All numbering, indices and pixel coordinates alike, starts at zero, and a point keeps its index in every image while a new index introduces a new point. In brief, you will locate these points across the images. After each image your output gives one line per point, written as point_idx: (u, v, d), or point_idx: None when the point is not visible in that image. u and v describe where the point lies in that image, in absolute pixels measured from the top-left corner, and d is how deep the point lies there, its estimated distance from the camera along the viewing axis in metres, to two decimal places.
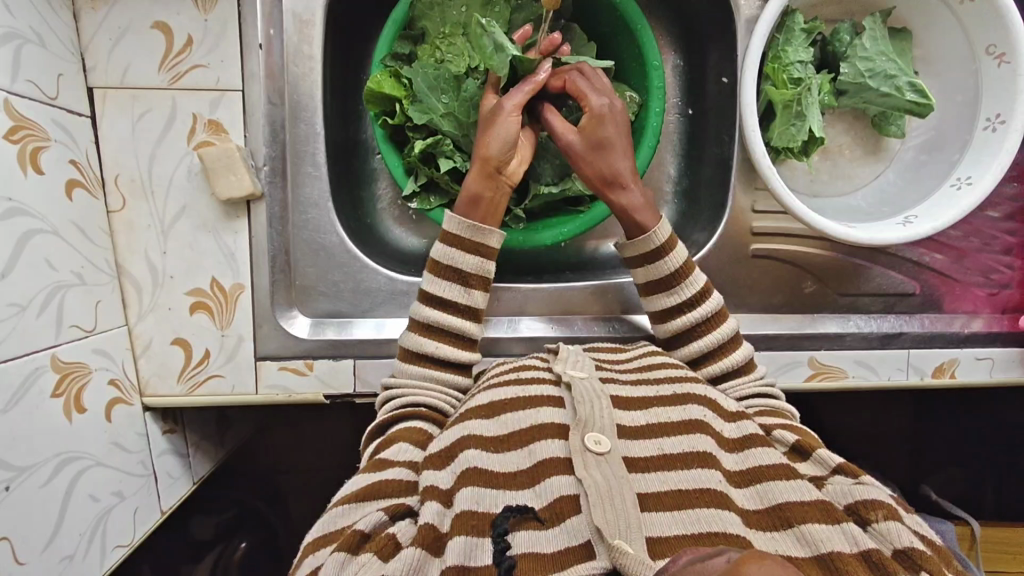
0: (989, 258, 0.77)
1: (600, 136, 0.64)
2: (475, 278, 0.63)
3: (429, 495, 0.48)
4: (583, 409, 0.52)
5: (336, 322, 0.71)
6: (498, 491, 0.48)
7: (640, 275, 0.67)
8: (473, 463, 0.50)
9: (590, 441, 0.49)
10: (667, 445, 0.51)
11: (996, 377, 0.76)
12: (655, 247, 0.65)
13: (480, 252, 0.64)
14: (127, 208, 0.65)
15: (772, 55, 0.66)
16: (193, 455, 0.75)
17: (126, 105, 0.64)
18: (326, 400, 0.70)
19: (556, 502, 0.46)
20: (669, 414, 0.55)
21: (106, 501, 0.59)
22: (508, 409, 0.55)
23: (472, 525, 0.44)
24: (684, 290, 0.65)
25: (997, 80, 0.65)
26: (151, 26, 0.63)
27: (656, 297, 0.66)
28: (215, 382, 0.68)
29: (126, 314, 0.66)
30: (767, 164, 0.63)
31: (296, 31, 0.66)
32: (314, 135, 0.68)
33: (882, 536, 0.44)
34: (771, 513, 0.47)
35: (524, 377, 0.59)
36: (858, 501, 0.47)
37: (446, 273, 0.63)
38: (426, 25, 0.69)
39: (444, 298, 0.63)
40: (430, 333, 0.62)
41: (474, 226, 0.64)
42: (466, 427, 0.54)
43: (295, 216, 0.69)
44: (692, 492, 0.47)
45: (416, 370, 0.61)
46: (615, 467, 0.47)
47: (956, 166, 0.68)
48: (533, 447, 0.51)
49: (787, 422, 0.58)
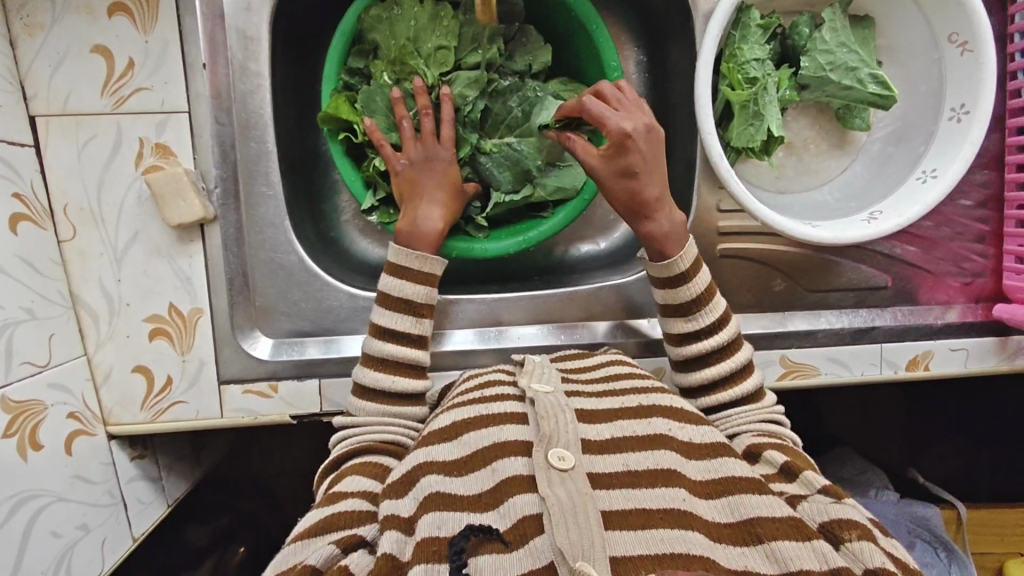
0: (961, 247, 0.75)
1: (624, 164, 0.62)
2: (426, 309, 0.64)
3: (388, 524, 0.47)
4: (546, 424, 0.51)
5: (318, 340, 0.70)
6: (461, 514, 0.47)
7: (658, 296, 0.65)
8: (433, 487, 0.49)
9: (554, 457, 0.48)
10: (632, 461, 0.50)
11: (970, 368, 0.76)
12: (680, 272, 0.62)
13: (429, 282, 0.64)
14: (78, 236, 0.64)
15: (728, 53, 0.64)
16: (166, 479, 0.75)
17: (71, 133, 0.62)
18: (293, 420, 0.69)
19: (520, 523, 0.45)
20: (634, 428, 0.54)
21: (69, 535, 0.59)
22: (469, 428, 0.54)
23: (433, 551, 0.43)
24: (702, 317, 0.63)
25: (960, 69, 0.64)
26: (91, 50, 0.61)
27: (673, 321, 0.64)
28: (179, 409, 0.67)
29: (84, 344, 0.65)
30: (725, 165, 0.61)
31: (241, 48, 0.64)
32: (266, 154, 0.66)
33: (854, 555, 0.44)
34: (742, 527, 0.46)
35: (488, 395, 0.58)
36: (833, 519, 0.47)
37: (394, 305, 0.63)
38: (376, 38, 0.67)
39: (399, 331, 0.63)
40: (382, 367, 0.62)
41: (422, 257, 0.64)
42: (428, 452, 0.53)
43: (251, 237, 0.67)
44: (656, 511, 0.46)
45: (372, 406, 0.61)
46: (579, 483, 0.46)
47: (922, 159, 0.67)
48: (496, 466, 0.50)
49: (781, 443, 0.57)
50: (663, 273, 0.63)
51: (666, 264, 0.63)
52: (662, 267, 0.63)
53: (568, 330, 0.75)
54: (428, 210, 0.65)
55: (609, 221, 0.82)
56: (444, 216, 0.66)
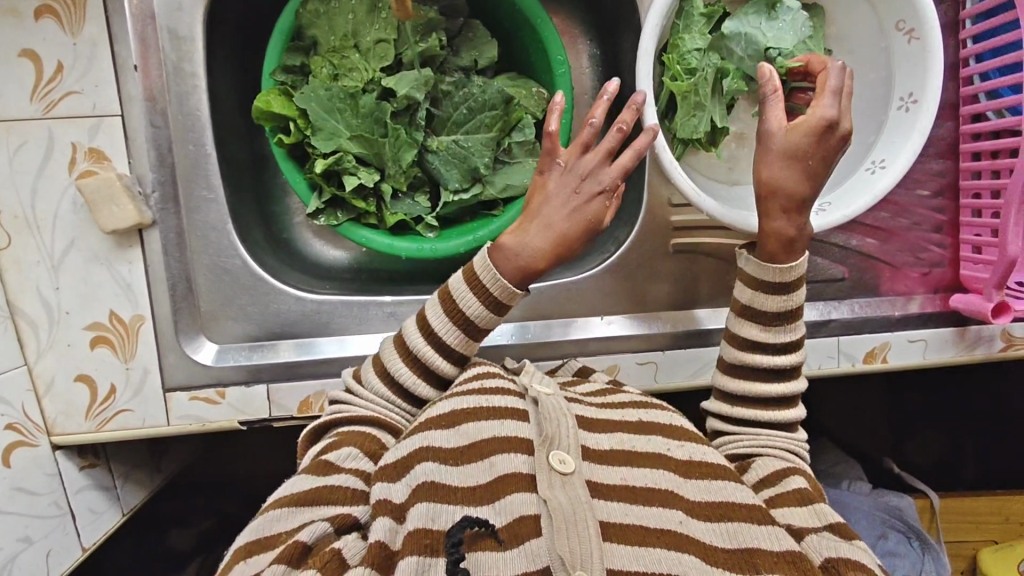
0: (919, 237, 0.75)
1: (812, 162, 0.54)
2: (481, 331, 0.58)
3: (379, 511, 0.48)
4: (548, 425, 0.52)
5: (290, 342, 0.69)
6: (454, 508, 0.48)
7: (741, 290, 0.58)
8: (429, 476, 0.50)
9: (555, 459, 0.50)
10: (631, 476, 0.52)
11: (929, 358, 0.75)
12: (785, 283, 0.56)
13: (499, 303, 0.57)
14: (13, 244, 0.62)
15: (671, 43, 0.63)
16: (121, 487, 0.74)
17: (1, 139, 0.61)
18: (242, 426, 0.68)
19: (518, 522, 0.47)
20: (633, 442, 0.55)
21: (9, 549, 0.60)
22: (468, 419, 0.53)
23: (424, 544, 0.46)
24: (784, 333, 0.57)
25: (908, 57, 0.63)
26: (18, 54, 0.60)
27: (747, 325, 0.57)
28: (124, 417, 0.66)
29: (24, 354, 0.64)
30: (666, 156, 0.60)
31: (173, 49, 0.63)
32: (205, 156, 0.65)
33: None
34: (739, 555, 0.48)
35: (488, 386, 0.57)
36: (840, 558, 0.47)
37: (451, 304, 0.58)
38: (315, 35, 0.66)
39: (445, 344, 0.57)
40: (411, 363, 0.58)
41: (505, 286, 0.57)
42: (424, 436, 0.52)
43: (193, 241, 0.66)
44: (655, 531, 0.48)
45: (377, 391, 0.58)
46: (578, 490, 0.48)
47: (872, 149, 0.65)
48: (495, 460, 0.51)
49: (792, 464, 0.56)
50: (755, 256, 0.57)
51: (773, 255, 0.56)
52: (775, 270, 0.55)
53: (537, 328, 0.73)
54: (536, 235, 0.57)
55: None
56: (545, 249, 0.57)
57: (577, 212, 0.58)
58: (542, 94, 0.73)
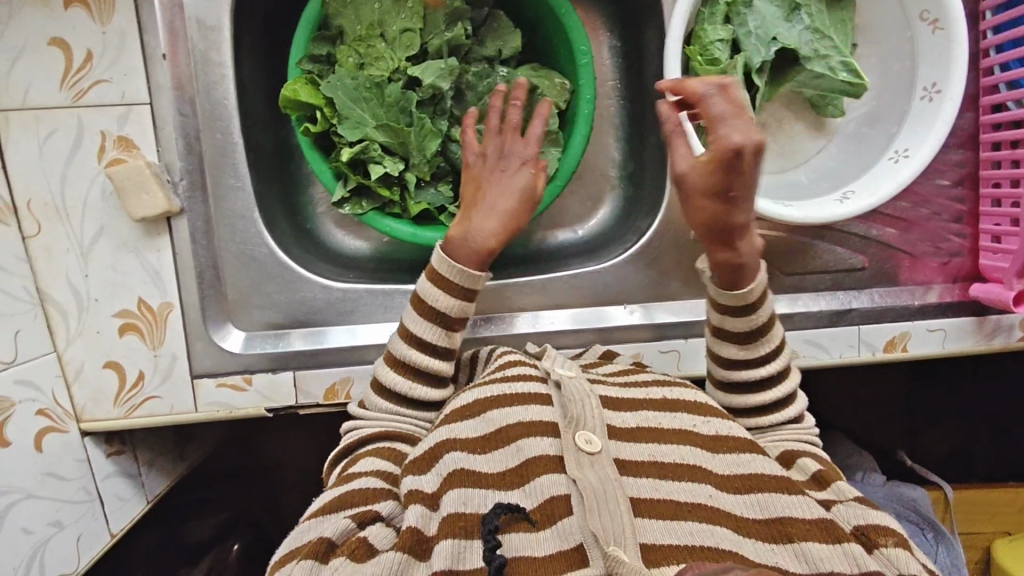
0: (939, 227, 0.75)
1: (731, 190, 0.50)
2: (457, 323, 0.61)
3: (412, 499, 0.50)
4: (573, 407, 0.53)
5: (301, 332, 0.69)
6: (487, 492, 0.49)
7: (713, 316, 0.59)
8: (458, 463, 0.51)
9: (581, 440, 0.50)
10: (659, 453, 0.52)
11: (949, 348, 0.75)
12: (750, 302, 0.57)
13: (464, 296, 0.61)
14: (43, 232, 0.63)
15: (694, 34, 0.63)
16: (146, 475, 0.74)
17: (31, 127, 0.61)
18: (269, 412, 0.69)
19: (548, 503, 0.47)
20: (658, 419, 0.55)
21: (42, 532, 0.59)
22: (495, 407, 0.55)
23: (460, 526, 0.47)
24: (762, 345, 0.58)
25: (932, 47, 0.63)
26: (48, 43, 0.60)
27: (724, 344, 0.59)
28: (152, 404, 0.67)
29: (53, 341, 0.64)
30: (695, 141, 0.59)
31: (201, 39, 0.63)
32: (232, 145, 0.65)
33: (887, 560, 0.46)
34: (772, 524, 0.48)
35: (511, 373, 0.59)
36: (869, 524, 0.48)
37: (428, 312, 0.60)
38: (342, 25, 0.67)
39: (425, 340, 0.60)
40: (406, 372, 0.59)
41: (464, 272, 0.60)
42: (451, 428, 0.54)
43: (220, 229, 0.67)
44: (688, 505, 0.48)
45: (384, 404, 0.60)
46: (606, 468, 0.49)
47: (895, 139, 0.66)
48: (521, 444, 0.52)
49: (812, 452, 0.57)
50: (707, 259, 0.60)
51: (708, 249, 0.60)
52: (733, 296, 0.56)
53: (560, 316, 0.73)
54: (480, 220, 0.62)
55: (584, 208, 0.81)
56: (496, 231, 0.62)
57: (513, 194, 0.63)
58: (565, 85, 0.71)
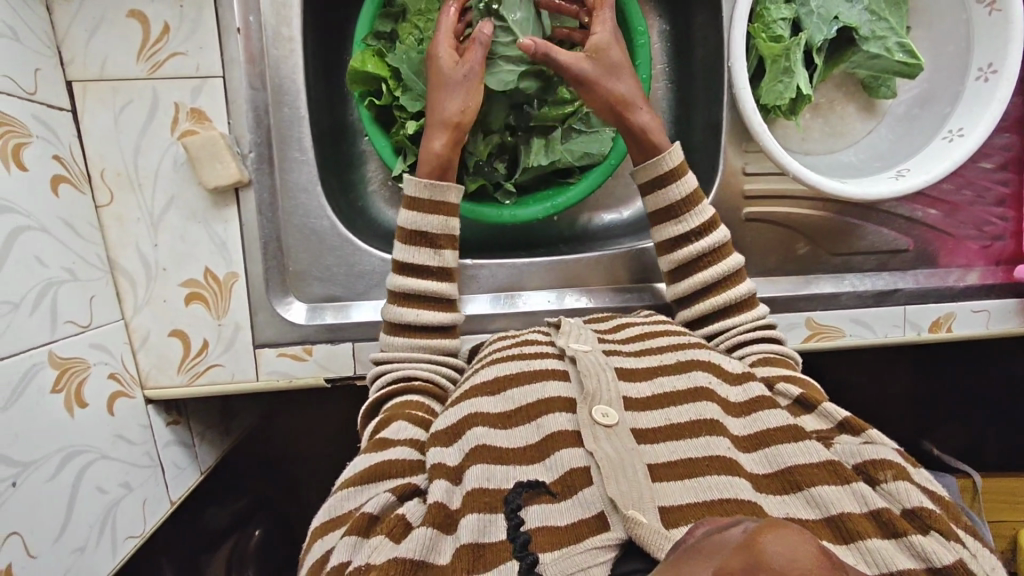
0: (982, 211, 0.76)
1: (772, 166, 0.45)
2: (442, 239, 0.64)
3: (436, 473, 0.48)
4: (589, 381, 0.52)
5: (334, 307, 0.71)
6: (510, 467, 0.47)
7: (648, 203, 0.67)
8: (481, 439, 0.50)
9: (598, 413, 0.49)
10: (674, 415, 0.51)
11: (993, 329, 0.76)
12: (664, 172, 0.65)
13: (443, 212, 0.64)
14: (115, 201, 0.64)
15: (756, 12, 0.66)
16: (199, 446, 0.75)
17: (107, 98, 0.63)
18: (327, 382, 0.70)
19: (568, 475, 0.46)
20: (673, 383, 0.55)
21: (114, 492, 0.59)
22: (514, 385, 0.55)
23: (486, 501, 0.44)
24: (691, 219, 0.65)
25: (989, 28, 0.65)
26: (127, 16, 0.62)
27: (665, 226, 0.66)
28: (215, 372, 0.68)
29: (122, 308, 0.66)
30: (758, 119, 0.63)
31: (273, 13, 0.65)
32: (299, 118, 0.67)
33: (892, 495, 0.44)
34: (781, 476, 0.46)
35: (528, 351, 0.59)
36: (867, 460, 0.46)
37: (413, 240, 0.63)
38: (406, 1, 0.68)
39: (415, 264, 0.63)
40: (407, 303, 0.63)
41: (429, 185, 0.63)
42: (473, 403, 0.54)
43: (285, 202, 0.68)
44: (703, 459, 0.46)
45: (403, 340, 0.62)
46: (624, 438, 0.47)
47: (949, 118, 0.68)
48: (541, 421, 0.50)
49: (791, 373, 0.57)
50: (650, 172, 0.66)
51: (655, 161, 0.65)
52: (651, 167, 0.65)
53: (583, 296, 0.76)
54: (438, 130, 0.63)
55: (628, 191, 0.82)
56: (446, 136, 0.63)
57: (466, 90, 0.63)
58: None
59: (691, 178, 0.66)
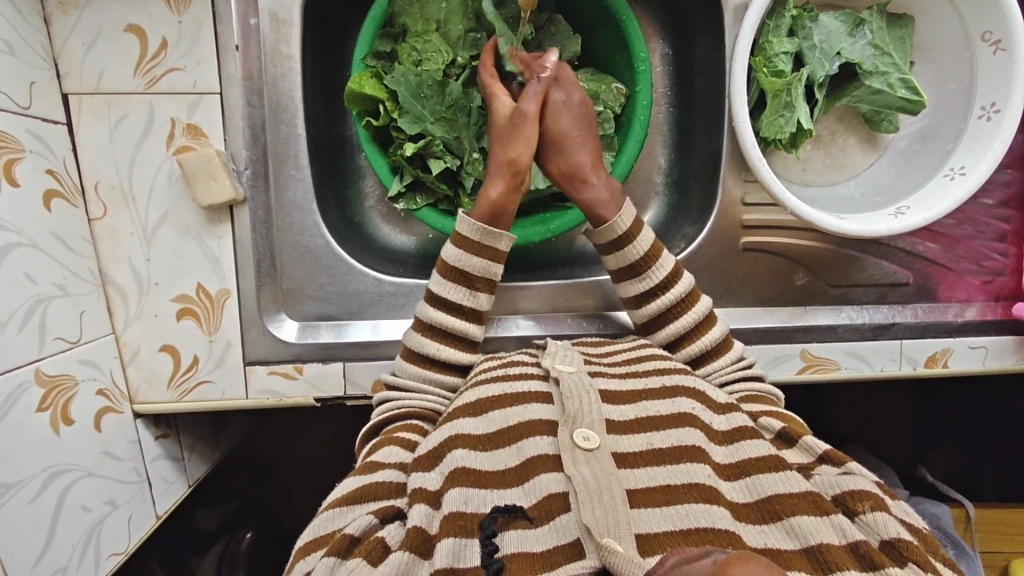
0: (982, 246, 0.76)
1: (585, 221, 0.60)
2: (481, 282, 0.63)
3: (417, 497, 0.47)
4: (571, 404, 0.51)
5: (329, 325, 0.70)
6: (484, 491, 0.47)
7: (610, 263, 0.66)
8: (461, 461, 0.49)
9: (578, 436, 0.48)
10: (656, 440, 0.50)
11: (989, 366, 0.76)
12: (620, 234, 0.64)
13: (488, 255, 0.63)
14: (108, 215, 0.64)
15: (759, 44, 0.65)
16: (187, 459, 0.74)
17: (103, 111, 0.63)
18: (317, 402, 0.70)
19: (546, 500, 0.45)
20: (658, 407, 0.54)
21: (98, 510, 0.59)
22: (495, 407, 0.54)
23: (461, 525, 0.44)
24: (655, 273, 0.64)
25: (993, 67, 0.64)
26: (124, 29, 0.62)
27: (627, 284, 0.65)
28: (205, 388, 0.68)
29: (112, 322, 0.65)
30: (757, 155, 0.63)
31: (272, 31, 0.65)
32: (296, 136, 0.67)
33: (870, 527, 0.43)
34: (761, 505, 0.46)
35: (513, 372, 0.58)
36: (845, 492, 0.45)
37: (452, 275, 0.62)
38: (406, 22, 0.67)
39: (452, 302, 0.62)
40: (432, 335, 0.62)
41: (484, 229, 0.62)
42: (454, 424, 0.53)
43: (279, 219, 0.68)
44: (681, 487, 0.46)
45: (415, 370, 0.61)
46: (605, 464, 0.46)
47: (950, 156, 0.67)
48: (520, 446, 0.50)
49: (773, 410, 0.56)
50: (605, 237, 0.64)
51: (606, 226, 0.64)
52: (602, 231, 0.64)
53: (579, 321, 0.75)
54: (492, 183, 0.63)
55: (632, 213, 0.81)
56: (501, 187, 0.63)
57: (517, 134, 0.63)
58: (621, 90, 0.72)
59: (647, 233, 0.64)
